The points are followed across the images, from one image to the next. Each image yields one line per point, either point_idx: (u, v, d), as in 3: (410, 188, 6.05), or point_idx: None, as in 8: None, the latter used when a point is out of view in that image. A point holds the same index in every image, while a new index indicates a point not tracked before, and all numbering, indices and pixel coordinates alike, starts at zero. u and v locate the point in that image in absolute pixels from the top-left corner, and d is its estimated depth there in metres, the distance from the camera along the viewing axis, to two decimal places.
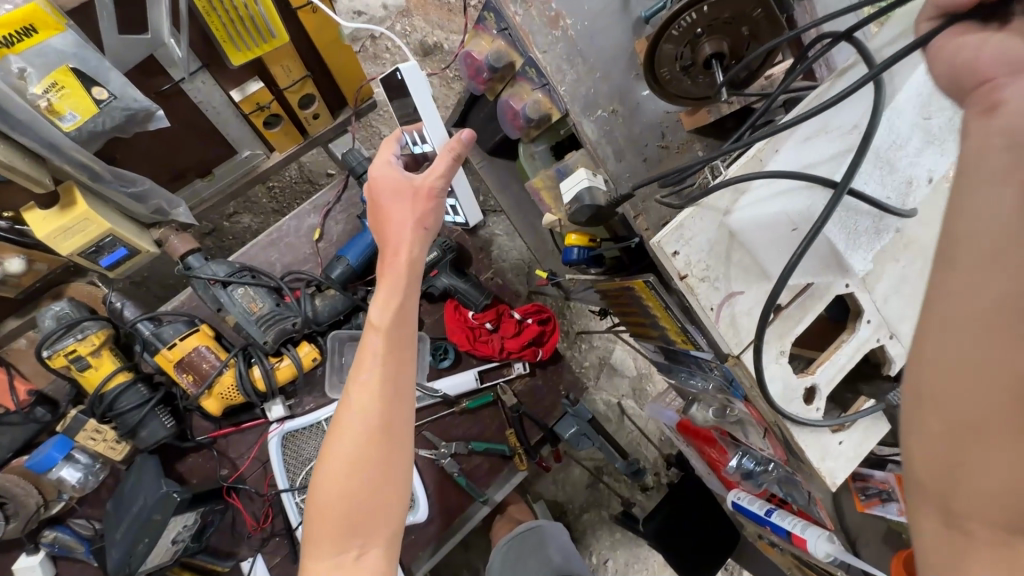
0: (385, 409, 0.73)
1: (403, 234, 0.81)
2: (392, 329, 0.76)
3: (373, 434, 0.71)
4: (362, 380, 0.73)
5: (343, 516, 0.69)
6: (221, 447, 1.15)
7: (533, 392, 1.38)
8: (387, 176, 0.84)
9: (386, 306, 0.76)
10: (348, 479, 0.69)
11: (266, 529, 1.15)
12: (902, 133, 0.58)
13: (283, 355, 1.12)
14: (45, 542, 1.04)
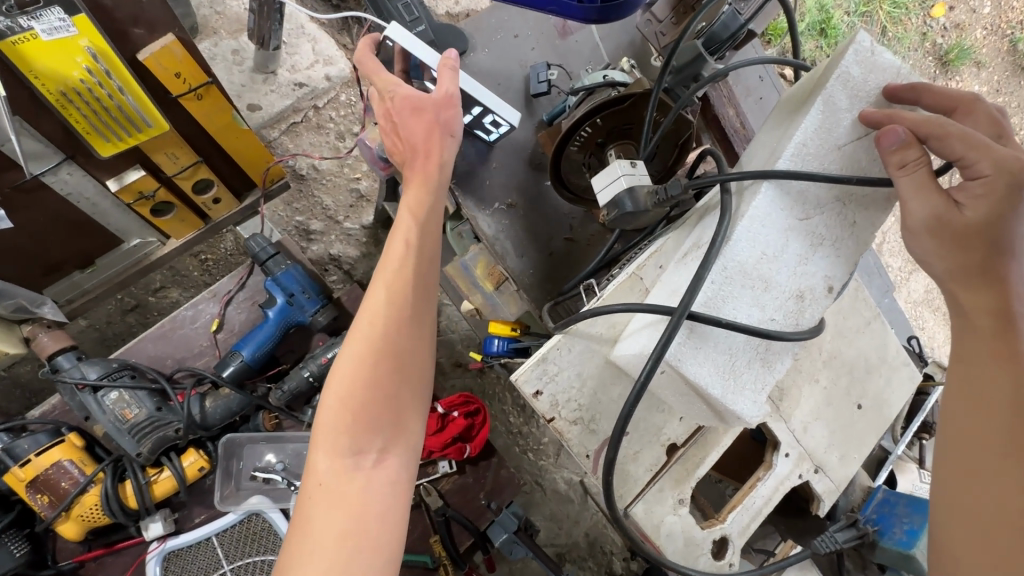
0: (410, 308, 0.59)
1: (426, 138, 0.61)
2: (425, 230, 0.60)
3: (395, 332, 0.58)
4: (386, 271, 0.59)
5: (357, 420, 0.56)
6: (88, 573, 0.99)
7: (463, 492, 1.24)
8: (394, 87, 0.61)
9: (419, 203, 0.61)
10: (363, 378, 0.56)
11: None
12: (773, 243, 0.53)
13: (163, 465, 1.00)
14: None
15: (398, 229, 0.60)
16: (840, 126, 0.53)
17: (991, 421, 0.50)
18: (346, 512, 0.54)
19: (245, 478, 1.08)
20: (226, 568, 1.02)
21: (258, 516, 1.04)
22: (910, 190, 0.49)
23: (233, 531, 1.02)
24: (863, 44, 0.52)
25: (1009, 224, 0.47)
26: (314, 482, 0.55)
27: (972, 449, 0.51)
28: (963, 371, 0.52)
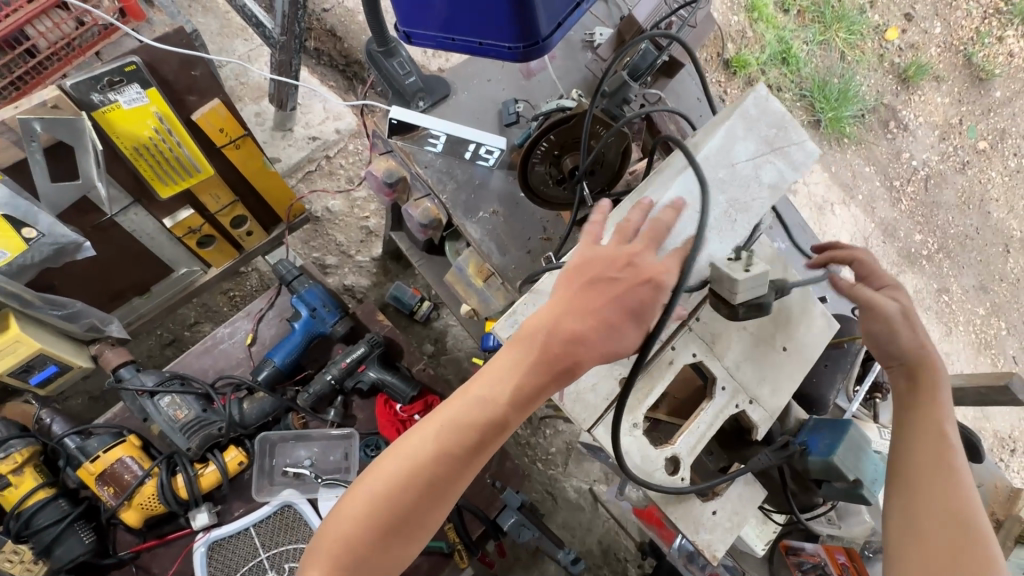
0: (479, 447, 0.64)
1: (590, 304, 0.65)
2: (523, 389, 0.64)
3: (454, 455, 0.64)
4: (478, 402, 0.64)
5: (366, 537, 0.62)
6: (143, 562, 1.12)
7: (474, 483, 1.36)
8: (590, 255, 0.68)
9: (529, 355, 0.64)
10: (405, 494, 0.63)
11: None
12: (677, 222, 0.71)
13: (208, 461, 1.15)
14: None
15: (502, 378, 0.64)
16: (735, 150, 0.72)
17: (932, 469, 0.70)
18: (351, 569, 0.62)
19: (278, 474, 1.23)
20: (264, 555, 1.15)
21: (288, 507, 1.17)
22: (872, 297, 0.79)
23: (269, 521, 1.16)
24: (760, 94, 0.73)
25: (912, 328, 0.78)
26: (329, 537, 0.62)
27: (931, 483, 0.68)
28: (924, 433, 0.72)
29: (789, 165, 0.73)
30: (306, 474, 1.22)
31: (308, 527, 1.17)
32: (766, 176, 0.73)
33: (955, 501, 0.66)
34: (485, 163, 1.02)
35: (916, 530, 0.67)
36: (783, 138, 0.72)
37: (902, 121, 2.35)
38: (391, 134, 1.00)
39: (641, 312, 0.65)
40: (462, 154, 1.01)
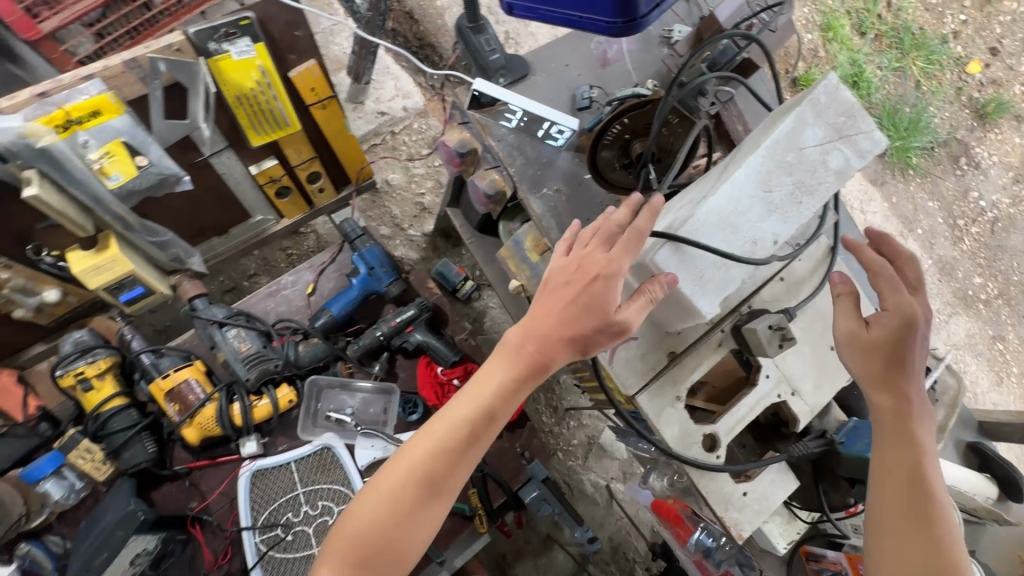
0: (474, 437, 0.71)
1: (559, 305, 0.70)
2: (512, 383, 0.71)
3: (454, 446, 0.70)
4: (473, 397, 0.71)
5: (367, 549, 0.68)
6: (194, 478, 1.23)
7: (500, 454, 1.41)
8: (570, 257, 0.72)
9: (517, 353, 0.71)
10: (412, 484, 0.69)
11: (221, 567, 1.20)
12: (742, 201, 0.69)
13: (262, 394, 1.23)
14: (18, 555, 1.10)
15: (491, 377, 0.71)
16: (805, 135, 0.71)
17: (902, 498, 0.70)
18: (370, 556, 0.68)
19: (321, 417, 1.31)
20: (300, 490, 1.26)
21: (328, 449, 1.28)
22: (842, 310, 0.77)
23: (309, 460, 1.27)
24: (830, 82, 0.72)
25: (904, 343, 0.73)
26: (348, 530, 0.69)
27: (913, 505, 0.70)
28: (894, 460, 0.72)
29: (856, 153, 0.72)
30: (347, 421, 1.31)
31: (344, 471, 1.28)
32: (833, 162, 0.72)
33: (933, 533, 0.68)
34: (556, 143, 1.06)
35: (888, 547, 0.70)
36: (852, 127, 0.72)
37: (975, 158, 2.27)
38: (470, 106, 1.06)
39: (599, 306, 0.68)
40: (534, 132, 1.06)
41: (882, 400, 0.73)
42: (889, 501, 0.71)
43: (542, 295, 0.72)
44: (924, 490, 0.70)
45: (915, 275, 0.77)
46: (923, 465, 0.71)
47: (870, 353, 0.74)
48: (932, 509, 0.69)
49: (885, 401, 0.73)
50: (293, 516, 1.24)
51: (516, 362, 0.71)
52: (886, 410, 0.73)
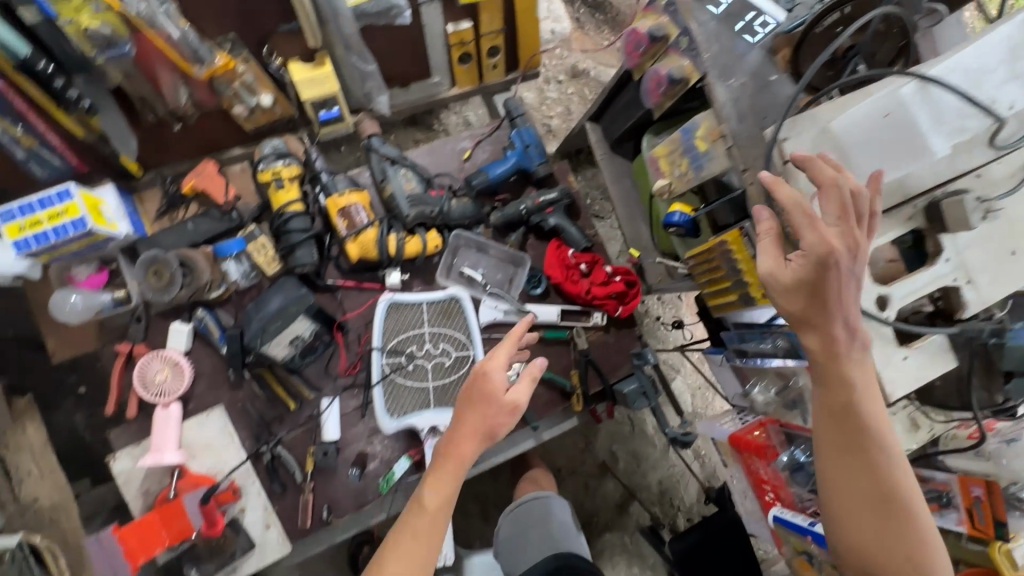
0: (461, 456, 0.94)
1: (472, 425, 0.95)
2: (491, 396, 0.95)
3: (451, 462, 0.94)
4: (465, 421, 0.95)
5: (421, 531, 0.92)
6: (341, 295, 1.37)
7: (603, 348, 1.48)
8: (493, 379, 0.96)
9: (475, 388, 0.96)
10: (429, 509, 0.93)
11: (351, 376, 1.36)
12: (986, 63, 0.79)
13: (414, 233, 1.36)
14: (196, 318, 1.28)
15: (466, 413, 0.95)
16: None
17: (840, 440, 0.85)
18: (425, 527, 0.93)
19: (454, 271, 1.43)
20: (427, 329, 1.38)
21: (456, 300, 1.39)
22: (767, 250, 0.81)
23: (440, 304, 1.38)
24: None
25: (823, 277, 0.76)
26: (396, 537, 0.93)
27: (846, 442, 0.84)
28: (828, 409, 0.85)
29: None
30: (477, 279, 1.42)
31: (467, 322, 1.38)
32: None
33: (878, 463, 0.84)
34: (749, 39, 1.11)
35: (844, 483, 0.86)
36: None
37: None
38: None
39: (491, 392, 0.95)
40: (734, 24, 1.11)
41: (810, 340, 0.81)
42: (832, 443, 0.86)
43: (471, 396, 0.96)
44: (858, 438, 0.83)
45: (845, 200, 0.76)
46: (858, 402, 0.82)
47: (796, 303, 0.80)
48: (867, 436, 0.83)
49: (817, 352, 0.81)
50: (417, 350, 1.37)
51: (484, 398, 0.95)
52: (820, 361, 0.81)
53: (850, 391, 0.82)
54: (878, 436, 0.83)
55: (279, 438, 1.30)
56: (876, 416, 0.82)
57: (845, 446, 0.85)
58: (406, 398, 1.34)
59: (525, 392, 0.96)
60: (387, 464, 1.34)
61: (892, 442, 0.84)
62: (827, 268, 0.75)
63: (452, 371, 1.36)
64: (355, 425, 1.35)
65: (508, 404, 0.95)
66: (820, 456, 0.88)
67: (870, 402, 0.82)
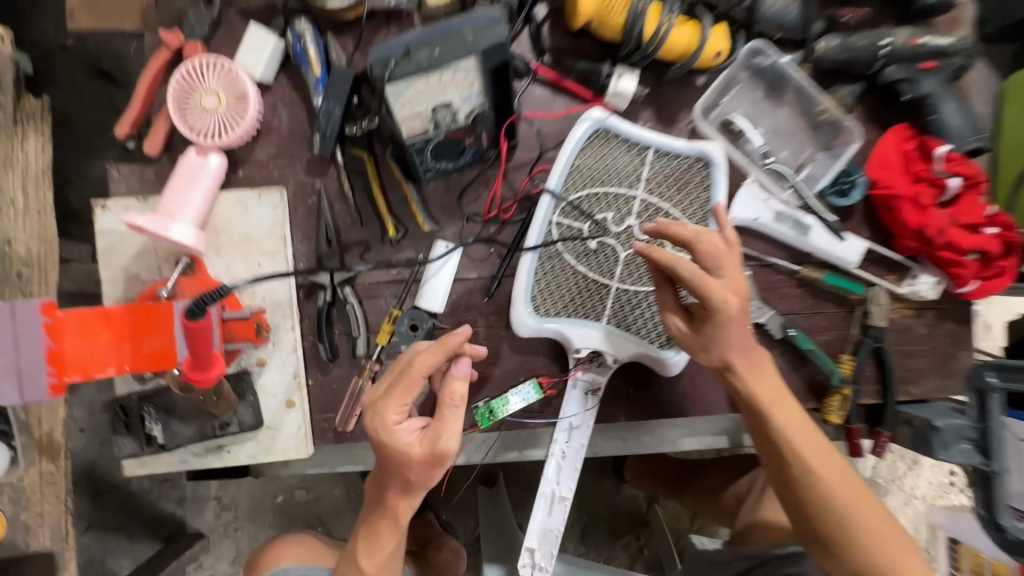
0: (401, 457, 0.67)
1: (414, 386, 0.66)
2: (411, 380, 0.66)
3: (390, 458, 0.68)
4: (392, 424, 0.66)
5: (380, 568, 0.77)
6: (526, 87, 0.80)
7: (904, 339, 0.84)
8: (394, 442, 0.66)
9: (398, 409, 0.66)
10: (381, 509, 0.74)
11: (494, 225, 0.80)
12: None
13: (690, 17, 0.76)
14: (292, 30, 0.74)
15: (386, 410, 0.66)
16: None
17: (833, 518, 0.70)
18: None
19: (716, 118, 0.82)
20: (638, 196, 0.80)
21: (703, 167, 0.80)
22: (660, 304, 0.73)
23: (676, 162, 0.80)
24: None
25: (722, 324, 0.68)
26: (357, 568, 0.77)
27: (819, 512, 0.71)
28: (822, 478, 0.70)
29: None
30: (750, 144, 0.81)
31: (705, 210, 0.80)
32: None
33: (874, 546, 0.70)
34: None
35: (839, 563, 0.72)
36: None
37: None
38: None
39: (413, 371, 0.66)
40: None
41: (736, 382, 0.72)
42: (828, 530, 0.71)
43: (405, 377, 0.67)
44: (769, 446, 0.72)
45: (718, 247, 0.68)
46: (789, 430, 0.71)
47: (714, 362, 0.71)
48: (856, 507, 0.70)
49: (743, 395, 0.72)
50: (612, 223, 0.79)
51: (411, 376, 0.66)
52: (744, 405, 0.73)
53: (763, 431, 0.73)
54: (836, 499, 0.70)
55: (352, 275, 0.77)
56: (820, 440, 0.72)
57: (820, 522, 0.71)
58: (568, 289, 0.78)
59: (451, 436, 0.66)
60: (501, 384, 0.80)
61: (841, 485, 0.70)
62: (730, 329, 0.68)
63: (655, 277, 0.79)
64: (470, 304, 0.80)
65: (427, 456, 0.67)
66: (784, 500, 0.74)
67: (787, 413, 0.72)
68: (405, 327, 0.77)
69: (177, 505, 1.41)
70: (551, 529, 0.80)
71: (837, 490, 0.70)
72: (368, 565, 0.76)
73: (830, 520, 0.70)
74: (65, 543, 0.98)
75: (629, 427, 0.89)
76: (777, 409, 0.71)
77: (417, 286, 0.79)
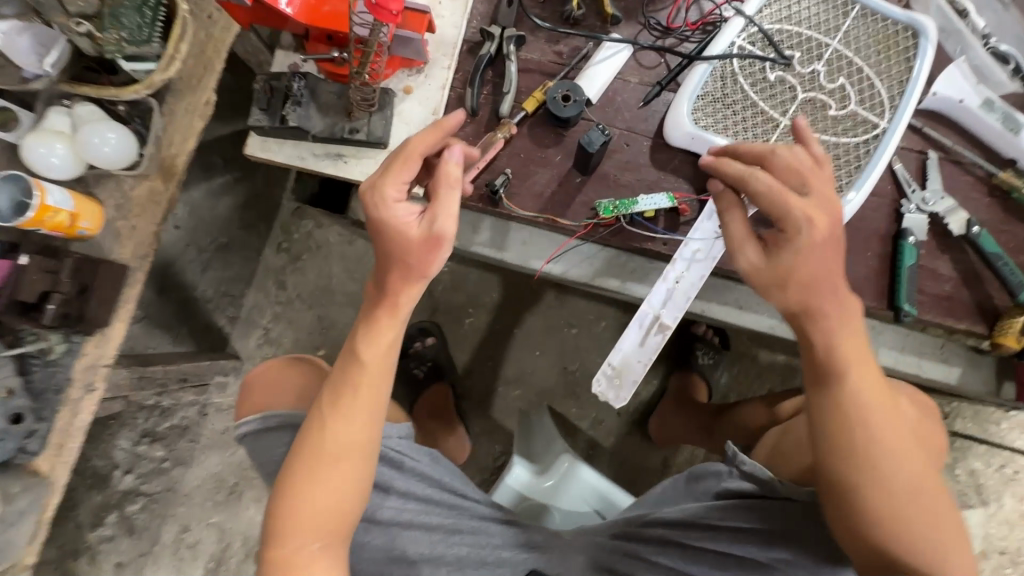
0: (389, 238, 0.59)
1: (410, 163, 0.59)
2: (407, 159, 0.58)
3: (380, 245, 0.60)
4: (394, 212, 0.59)
5: (348, 389, 0.64)
6: None
7: None
8: (396, 223, 0.59)
9: (399, 180, 0.59)
10: (380, 310, 0.63)
11: (672, 37, 0.77)
12: None
13: None
14: None
15: (390, 179, 0.59)
16: None
17: (878, 456, 0.57)
18: (354, 419, 0.64)
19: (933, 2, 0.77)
20: (833, 46, 0.74)
21: (911, 38, 0.74)
22: (735, 227, 0.61)
23: (881, 26, 0.75)
24: None
25: (806, 248, 0.56)
26: (332, 394, 0.64)
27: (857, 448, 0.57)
28: (869, 411, 0.57)
29: None
30: (973, 26, 0.74)
31: (902, 79, 0.73)
32: None
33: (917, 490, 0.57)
34: None
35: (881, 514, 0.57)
36: None
37: None
38: None
39: (410, 153, 0.58)
40: None
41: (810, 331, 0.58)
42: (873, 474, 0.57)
43: (399, 158, 0.59)
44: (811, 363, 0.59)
45: (808, 165, 0.59)
46: (864, 399, 0.57)
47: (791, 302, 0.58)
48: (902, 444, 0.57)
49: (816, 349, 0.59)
50: (797, 63, 0.74)
51: (413, 152, 0.58)
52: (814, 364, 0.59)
53: (830, 399, 0.58)
54: (883, 430, 0.57)
55: (522, 37, 0.76)
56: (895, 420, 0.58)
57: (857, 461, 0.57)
58: (734, 112, 0.73)
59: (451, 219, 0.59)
60: (630, 192, 0.75)
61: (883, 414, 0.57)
62: (807, 264, 0.56)
63: (828, 129, 0.73)
64: (623, 105, 0.77)
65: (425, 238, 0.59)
66: (840, 477, 0.58)
67: (866, 377, 0.58)
68: (557, 97, 0.73)
69: (228, 322, 1.39)
70: (638, 355, 0.71)
71: (884, 424, 0.57)
72: (370, 359, 0.63)
73: (871, 460, 0.57)
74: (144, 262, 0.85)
75: (752, 298, 0.78)
76: (827, 321, 0.58)
77: (576, 73, 0.77)
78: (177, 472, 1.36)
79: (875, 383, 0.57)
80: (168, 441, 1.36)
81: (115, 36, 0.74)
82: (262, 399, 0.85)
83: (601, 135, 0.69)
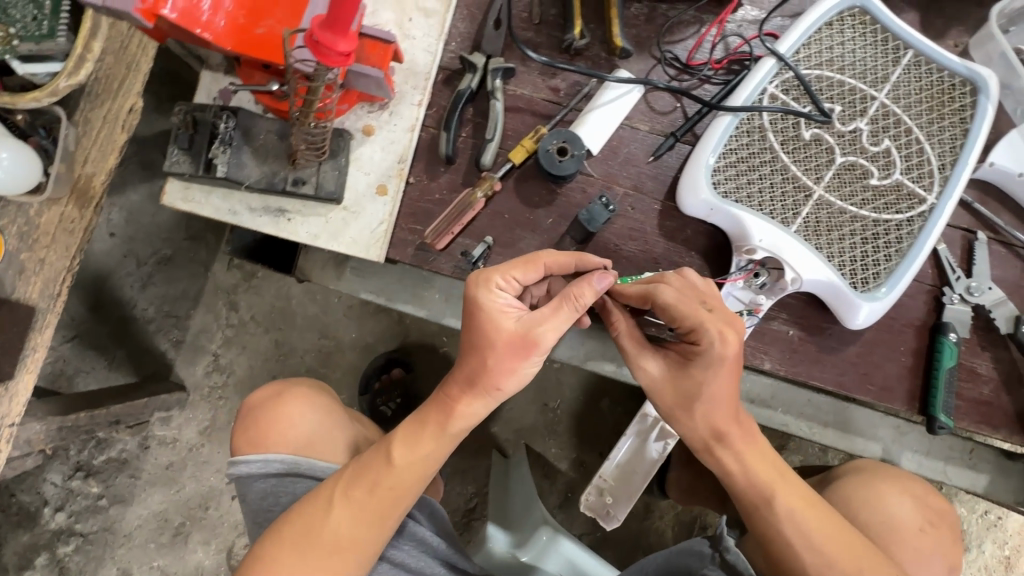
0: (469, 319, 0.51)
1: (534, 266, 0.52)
2: (533, 264, 0.52)
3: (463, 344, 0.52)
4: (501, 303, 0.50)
5: (376, 499, 0.54)
6: None
7: None
8: (495, 316, 0.50)
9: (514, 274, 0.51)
10: (430, 419, 0.54)
11: (690, 76, 0.64)
12: None
13: None
14: None
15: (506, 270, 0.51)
16: None
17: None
18: (371, 525, 0.54)
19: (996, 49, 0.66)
20: (880, 99, 0.62)
21: (969, 94, 0.63)
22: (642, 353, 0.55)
23: (936, 77, 0.63)
24: None
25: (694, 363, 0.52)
26: (355, 483, 0.54)
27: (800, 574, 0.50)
28: (793, 527, 0.51)
29: None
30: None
31: (955, 144, 0.62)
32: None
33: None
34: None
35: None
36: None
37: None
38: None
39: (536, 261, 0.52)
40: None
41: (726, 462, 0.53)
42: None
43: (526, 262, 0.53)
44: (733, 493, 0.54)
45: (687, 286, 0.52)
46: (807, 530, 0.50)
47: (706, 426, 0.53)
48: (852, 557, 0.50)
49: (737, 483, 0.53)
50: (837, 119, 0.62)
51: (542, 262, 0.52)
52: (738, 498, 0.53)
53: (770, 534, 0.52)
54: (822, 545, 0.50)
55: (510, 70, 0.62)
56: (852, 540, 0.51)
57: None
58: (759, 177, 0.61)
59: (552, 331, 0.50)
60: (632, 267, 0.63)
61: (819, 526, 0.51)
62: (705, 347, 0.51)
63: (868, 203, 0.62)
64: (629, 159, 0.64)
65: (516, 340, 0.50)
66: None
67: (794, 499, 0.51)
68: (551, 150, 0.60)
69: (172, 346, 1.24)
70: (636, 465, 0.66)
71: (817, 542, 0.50)
72: (402, 460, 0.54)
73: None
74: (55, 304, 0.68)
75: (769, 389, 0.71)
76: (739, 433, 0.53)
77: (575, 115, 0.64)
78: (115, 511, 1.23)
79: (796, 499, 0.52)
80: (105, 477, 1.23)
81: (3, 33, 0.59)
82: (256, 435, 0.69)
83: (604, 210, 0.60)
